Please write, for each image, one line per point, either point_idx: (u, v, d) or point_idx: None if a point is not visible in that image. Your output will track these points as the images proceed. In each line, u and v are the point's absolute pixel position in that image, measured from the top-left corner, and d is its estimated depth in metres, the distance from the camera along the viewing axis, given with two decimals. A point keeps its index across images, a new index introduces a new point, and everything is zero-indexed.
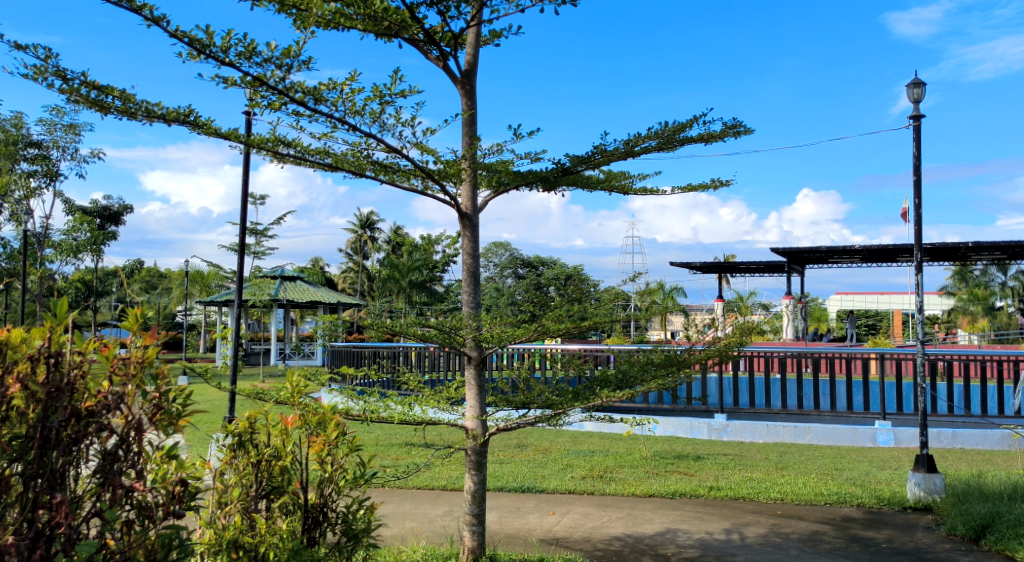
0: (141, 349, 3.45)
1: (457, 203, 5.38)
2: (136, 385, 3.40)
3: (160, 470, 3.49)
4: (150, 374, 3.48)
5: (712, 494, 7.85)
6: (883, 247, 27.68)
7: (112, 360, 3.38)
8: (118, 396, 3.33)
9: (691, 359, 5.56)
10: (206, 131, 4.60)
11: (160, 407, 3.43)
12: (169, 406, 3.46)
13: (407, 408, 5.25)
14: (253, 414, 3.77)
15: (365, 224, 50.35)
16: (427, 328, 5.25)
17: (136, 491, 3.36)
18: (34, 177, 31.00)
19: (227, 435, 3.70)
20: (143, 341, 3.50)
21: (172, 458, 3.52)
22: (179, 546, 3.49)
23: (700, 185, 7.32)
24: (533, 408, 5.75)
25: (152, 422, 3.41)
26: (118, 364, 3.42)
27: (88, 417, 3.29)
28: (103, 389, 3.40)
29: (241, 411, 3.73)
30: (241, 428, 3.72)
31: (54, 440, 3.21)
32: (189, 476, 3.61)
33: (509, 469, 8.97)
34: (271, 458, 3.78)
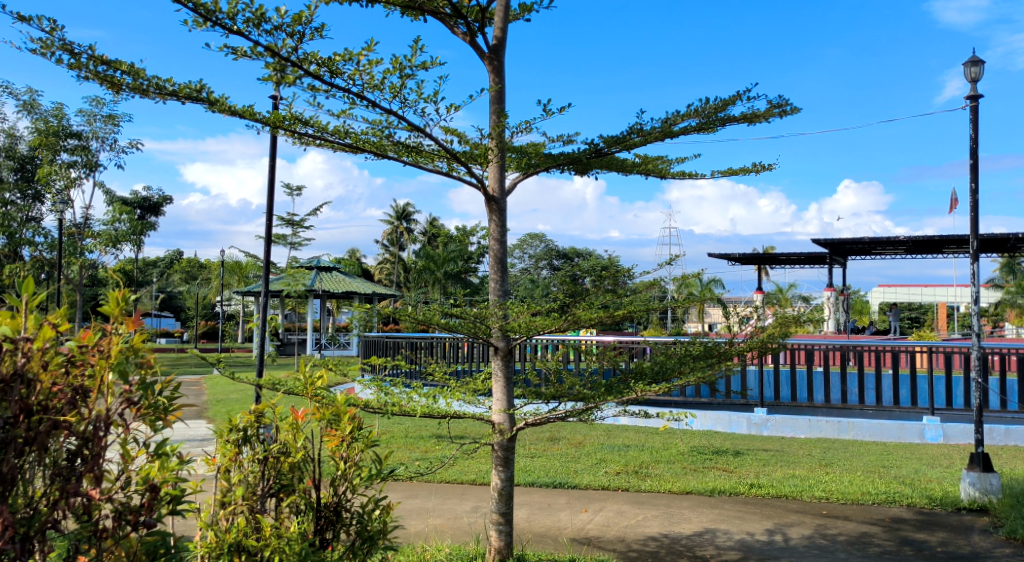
0: (125, 337, 3.39)
1: (483, 186, 5.11)
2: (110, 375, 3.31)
3: (145, 470, 3.33)
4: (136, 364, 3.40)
5: (753, 492, 7.50)
6: (929, 238, 26.89)
7: (89, 348, 3.32)
8: (75, 393, 3.22)
9: (732, 351, 5.23)
10: (220, 108, 4.38)
11: (147, 401, 3.37)
12: (156, 400, 3.42)
13: (431, 401, 5.00)
14: (261, 407, 3.64)
15: (400, 216, 50.35)
16: (452, 316, 4.99)
17: (116, 492, 3.29)
18: (74, 168, 31.43)
19: (230, 432, 3.57)
20: (126, 328, 3.43)
21: (160, 457, 3.36)
22: (166, 552, 3.38)
23: (741, 169, 6.97)
24: (564, 401, 5.44)
25: (138, 415, 3.38)
26: (98, 351, 3.34)
27: (40, 414, 3.14)
28: (80, 379, 3.32)
29: (247, 404, 3.62)
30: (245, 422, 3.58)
31: (3, 439, 3.06)
32: (179, 479, 3.44)
33: (540, 463, 8.71)
34: (278, 454, 3.59)
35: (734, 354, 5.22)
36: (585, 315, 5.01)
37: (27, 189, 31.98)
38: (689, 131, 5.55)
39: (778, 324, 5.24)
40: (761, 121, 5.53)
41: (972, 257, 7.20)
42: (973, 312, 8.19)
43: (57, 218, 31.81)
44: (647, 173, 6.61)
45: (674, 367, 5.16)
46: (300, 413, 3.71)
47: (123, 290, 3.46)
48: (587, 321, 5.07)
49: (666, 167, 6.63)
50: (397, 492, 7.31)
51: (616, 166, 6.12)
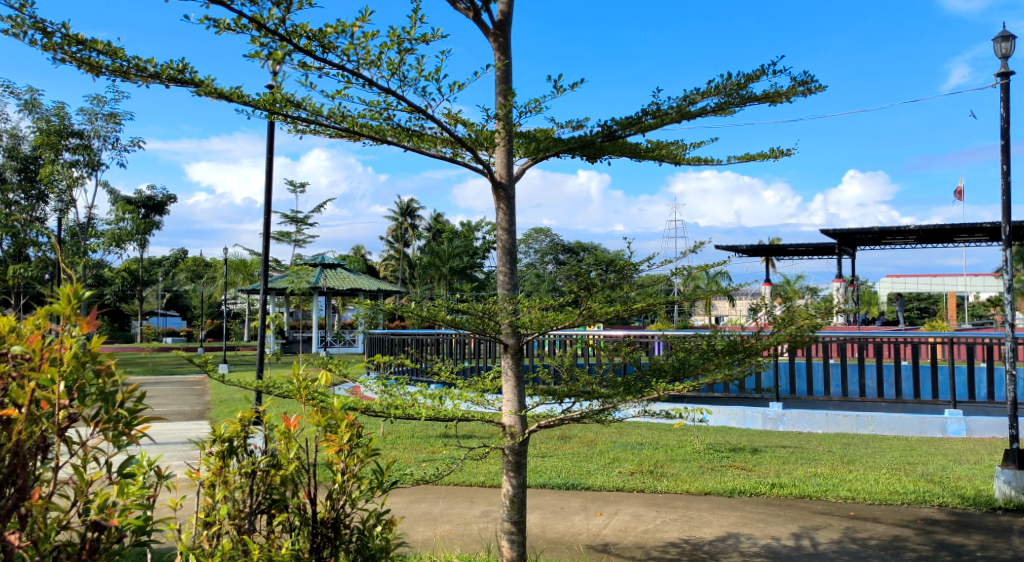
0: (79, 341, 3.05)
1: (488, 172, 4.76)
2: (61, 384, 3.01)
3: (101, 495, 3.07)
4: (94, 371, 3.09)
5: (775, 492, 7.17)
6: (939, 227, 26.49)
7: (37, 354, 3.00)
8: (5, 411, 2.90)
9: (758, 346, 4.89)
10: (204, 90, 4.05)
11: (107, 413, 3.07)
12: (117, 413, 3.08)
13: (437, 403, 4.68)
14: (246, 415, 3.32)
15: (405, 212, 50.04)
16: (459, 313, 4.67)
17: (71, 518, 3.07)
18: (76, 167, 31.19)
19: (211, 442, 3.30)
20: (79, 330, 3.09)
21: (118, 481, 3.10)
22: None
23: (759, 154, 6.65)
24: (578, 401, 5.11)
25: (99, 430, 3.06)
26: (49, 358, 3.03)
27: None
28: (25, 389, 3.02)
29: (232, 412, 3.30)
30: (229, 433, 3.31)
31: None
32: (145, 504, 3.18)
33: (551, 463, 8.39)
34: (268, 468, 3.30)
35: (759, 349, 4.89)
36: (600, 309, 4.70)
37: (31, 189, 31.77)
38: (706, 112, 5.22)
39: (807, 316, 4.89)
40: (784, 101, 5.20)
41: (1005, 243, 6.85)
42: (1004, 300, 7.83)
43: (60, 217, 31.61)
44: (662, 159, 6.28)
45: (698, 363, 4.82)
46: (294, 421, 3.43)
47: (76, 286, 3.09)
48: (603, 316, 4.76)
49: (681, 153, 6.31)
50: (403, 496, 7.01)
51: (629, 152, 5.79)
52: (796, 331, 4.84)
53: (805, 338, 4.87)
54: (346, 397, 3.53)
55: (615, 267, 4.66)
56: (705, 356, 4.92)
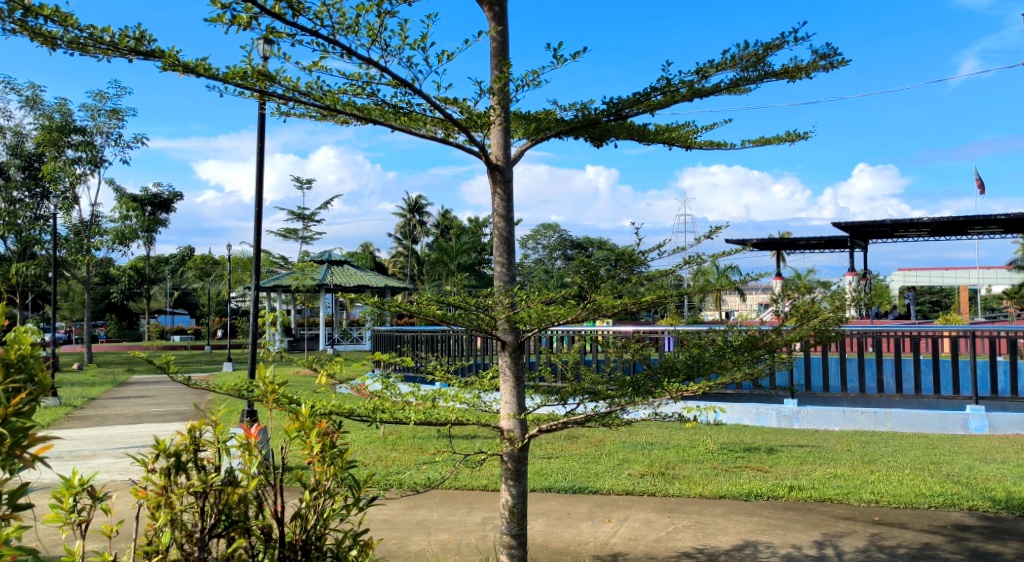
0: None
1: (483, 154, 4.37)
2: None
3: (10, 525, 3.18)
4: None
5: (793, 495, 6.79)
6: (955, 220, 25.89)
7: None
8: None
9: (778, 340, 4.51)
10: (167, 61, 3.71)
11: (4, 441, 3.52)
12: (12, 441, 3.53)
13: (429, 405, 4.31)
14: (193, 429, 3.55)
15: (412, 209, 49.62)
16: (452, 307, 4.31)
17: None
18: (79, 164, 30.92)
19: (155, 458, 3.45)
20: None
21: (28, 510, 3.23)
22: None
23: (775, 135, 6.23)
24: (583, 401, 4.73)
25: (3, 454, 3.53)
26: None
27: None
28: None
29: (177, 428, 3.50)
30: (174, 448, 3.45)
31: None
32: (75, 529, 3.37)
33: (558, 465, 8.02)
34: (226, 486, 3.49)
35: (779, 344, 4.50)
36: (607, 302, 4.34)
37: (35, 187, 31.61)
38: (719, 89, 4.85)
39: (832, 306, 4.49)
40: (804, 76, 4.81)
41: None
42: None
43: (64, 215, 31.38)
44: (673, 143, 5.90)
45: (714, 360, 4.45)
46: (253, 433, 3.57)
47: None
48: (609, 310, 4.40)
49: (693, 137, 5.93)
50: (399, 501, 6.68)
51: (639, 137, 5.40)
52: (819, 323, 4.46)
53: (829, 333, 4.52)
54: (315, 401, 3.60)
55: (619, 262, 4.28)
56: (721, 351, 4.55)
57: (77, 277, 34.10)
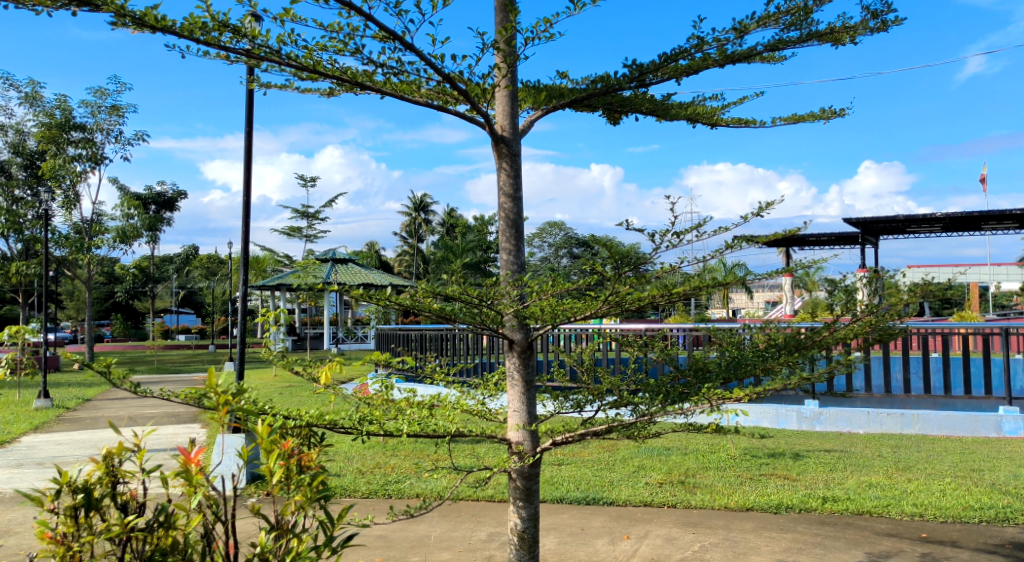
0: None
1: (488, 122, 3.76)
2: None
3: None
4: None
5: (827, 508, 6.22)
6: (972, 215, 25.21)
7: None
8: None
9: (828, 339, 3.97)
10: (112, 7, 3.16)
11: None
12: None
13: (427, 413, 3.74)
14: (111, 458, 3.62)
15: (417, 207, 49.03)
16: (450, 301, 3.75)
17: None
18: (79, 161, 30.42)
19: (60, 495, 3.45)
20: None
21: None
22: None
23: (809, 114, 5.64)
24: (603, 408, 4.17)
25: None
26: None
27: None
28: None
29: (99, 456, 3.59)
30: (83, 484, 3.48)
31: None
32: None
33: (569, 472, 7.45)
34: (157, 525, 3.46)
35: (831, 343, 3.96)
36: (633, 295, 3.79)
37: (36, 185, 31.12)
38: (753, 54, 4.27)
39: (893, 302, 3.93)
40: (852, 38, 4.24)
41: None
42: None
43: (65, 213, 30.94)
44: (696, 121, 5.31)
45: (756, 362, 3.90)
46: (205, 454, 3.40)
47: None
48: (634, 304, 3.84)
49: (718, 114, 5.34)
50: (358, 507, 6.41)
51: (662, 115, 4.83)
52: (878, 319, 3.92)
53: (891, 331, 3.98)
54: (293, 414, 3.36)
55: (634, 259, 3.71)
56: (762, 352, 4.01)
57: (78, 276, 33.62)
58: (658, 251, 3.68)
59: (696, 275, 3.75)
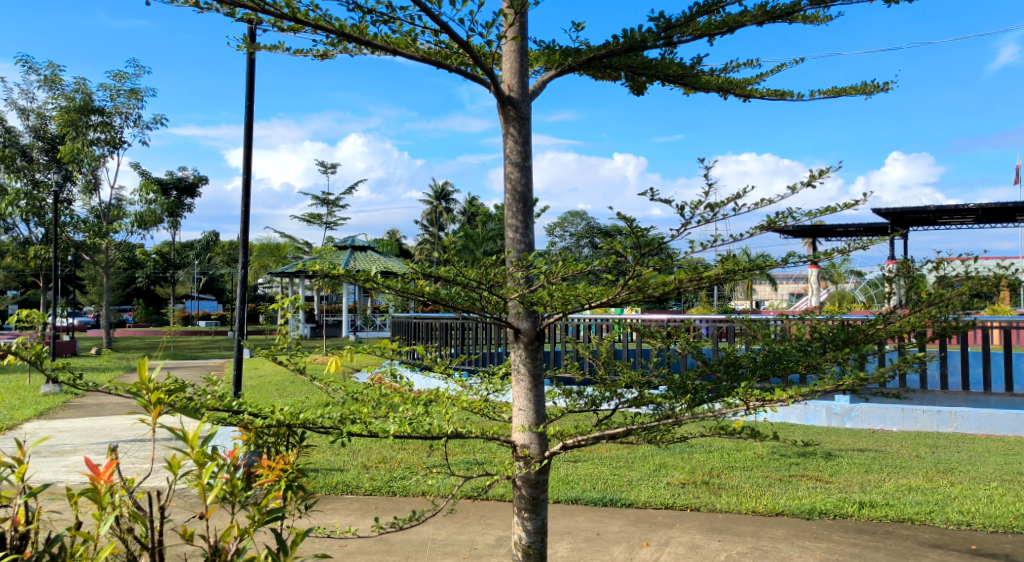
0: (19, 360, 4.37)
1: (494, 82, 3.32)
2: None
3: None
4: None
5: (865, 514, 5.75)
6: (1006, 206, 24.39)
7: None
8: None
9: (882, 332, 3.48)
10: None
11: None
12: None
13: (422, 409, 3.32)
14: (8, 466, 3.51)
15: (438, 195, 48.56)
16: (448, 284, 3.34)
17: None
18: (98, 145, 30.28)
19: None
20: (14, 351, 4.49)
21: None
22: None
23: (852, 86, 5.13)
24: (623, 407, 3.73)
25: None
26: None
27: None
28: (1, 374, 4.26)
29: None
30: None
31: None
32: None
33: (585, 470, 7.02)
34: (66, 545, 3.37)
35: (885, 337, 3.47)
36: (657, 278, 3.35)
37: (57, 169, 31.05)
38: (796, 11, 3.79)
39: (959, 292, 3.43)
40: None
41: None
42: None
43: (84, 197, 30.84)
44: (728, 93, 4.83)
45: (799, 358, 3.45)
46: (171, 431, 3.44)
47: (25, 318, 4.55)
48: (658, 290, 3.39)
49: (751, 85, 4.86)
50: (358, 506, 6.03)
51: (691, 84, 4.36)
52: (941, 310, 3.42)
53: (953, 325, 3.48)
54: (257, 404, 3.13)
55: (662, 242, 3.27)
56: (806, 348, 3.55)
57: (98, 261, 33.55)
58: (689, 226, 3.25)
59: (726, 259, 3.30)
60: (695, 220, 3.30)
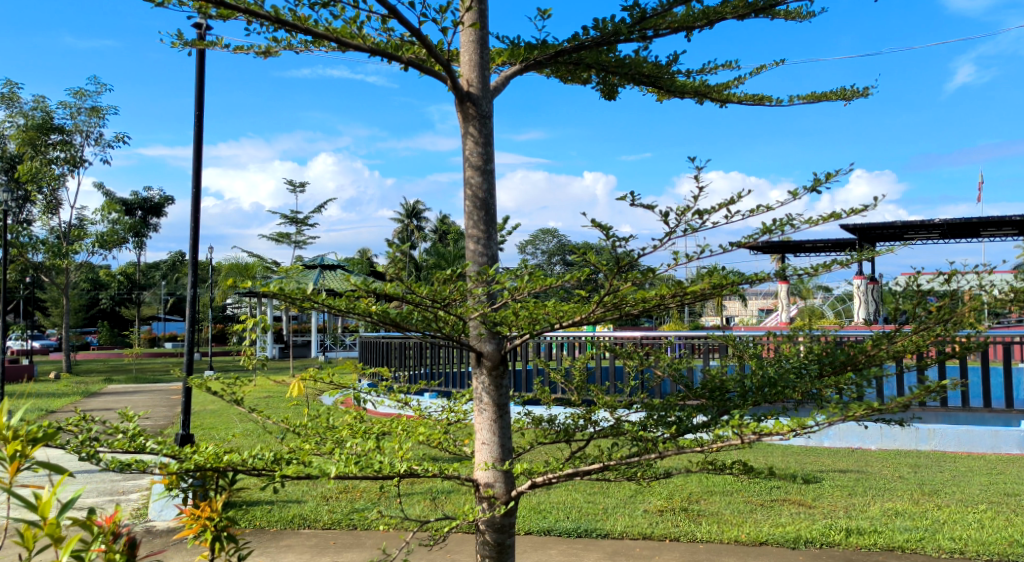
0: None
1: (449, 73, 3.02)
2: None
3: None
4: None
5: (853, 542, 5.44)
6: (972, 221, 24.51)
7: None
8: None
9: (884, 352, 3.17)
10: None
11: None
12: None
13: (374, 445, 2.95)
14: None
15: (408, 214, 48.11)
16: (399, 302, 2.98)
17: None
18: (57, 164, 29.48)
19: None
20: None
21: None
22: None
23: (834, 91, 4.86)
24: (599, 439, 3.38)
25: None
26: None
27: None
28: None
29: None
30: None
31: None
32: None
33: (558, 497, 6.65)
34: None
35: (887, 358, 3.16)
36: (635, 294, 3.03)
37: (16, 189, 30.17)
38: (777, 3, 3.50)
39: (966, 307, 3.13)
40: None
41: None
42: None
43: (43, 217, 29.98)
44: (704, 98, 4.55)
45: (795, 383, 3.11)
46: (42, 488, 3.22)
47: None
48: (636, 308, 3.07)
49: (729, 90, 4.57)
50: (315, 542, 5.59)
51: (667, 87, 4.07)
52: (948, 328, 3.11)
53: (960, 344, 3.18)
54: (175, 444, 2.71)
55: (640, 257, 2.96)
56: (801, 374, 3.23)
57: (57, 283, 32.63)
58: (674, 234, 3.03)
59: (710, 273, 2.97)
60: (679, 229, 3.05)
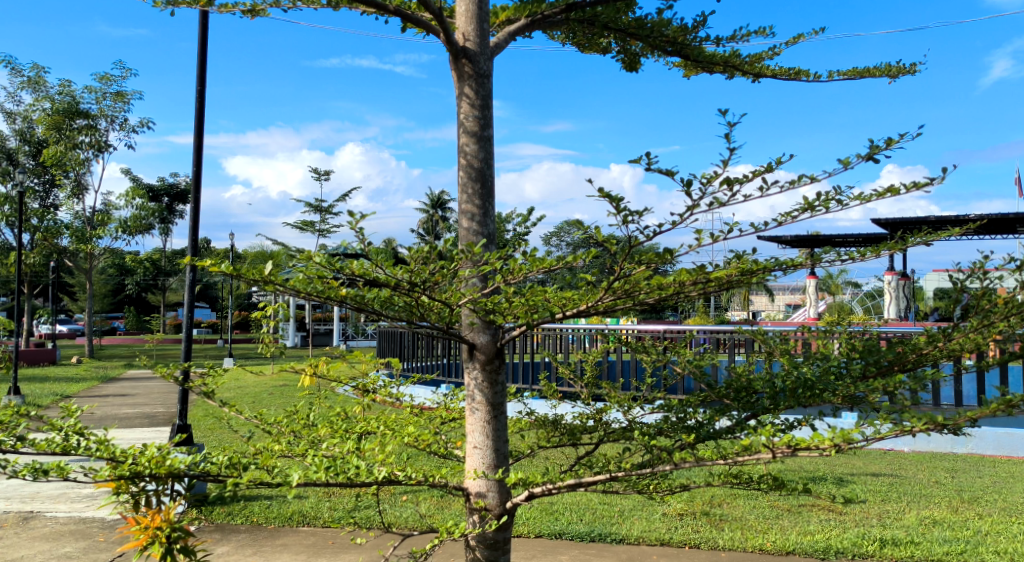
0: None
1: (443, 32, 3.05)
2: None
3: None
4: None
5: (888, 555, 5.05)
6: (1009, 217, 23.78)
7: None
8: None
9: (936, 352, 2.77)
10: None
11: None
12: None
13: (351, 448, 2.62)
14: None
15: (432, 205, 47.81)
16: (376, 285, 2.83)
17: None
18: (83, 149, 29.51)
19: None
20: None
21: None
22: None
23: (878, 66, 4.43)
24: (612, 443, 3.04)
25: None
26: None
27: None
28: None
29: None
30: None
31: None
32: None
33: (572, 497, 6.29)
34: None
35: (939, 358, 2.76)
36: (651, 281, 2.67)
37: (43, 173, 30.26)
38: None
39: None
40: None
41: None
42: None
43: (69, 202, 30.07)
44: (734, 72, 4.16)
45: (832, 386, 2.73)
46: None
47: None
48: (652, 296, 2.73)
49: (762, 62, 4.17)
50: (313, 541, 5.28)
51: (693, 55, 3.69)
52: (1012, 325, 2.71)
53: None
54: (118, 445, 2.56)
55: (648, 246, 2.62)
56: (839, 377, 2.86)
57: (83, 267, 32.74)
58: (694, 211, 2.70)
59: (738, 258, 2.61)
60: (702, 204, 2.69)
